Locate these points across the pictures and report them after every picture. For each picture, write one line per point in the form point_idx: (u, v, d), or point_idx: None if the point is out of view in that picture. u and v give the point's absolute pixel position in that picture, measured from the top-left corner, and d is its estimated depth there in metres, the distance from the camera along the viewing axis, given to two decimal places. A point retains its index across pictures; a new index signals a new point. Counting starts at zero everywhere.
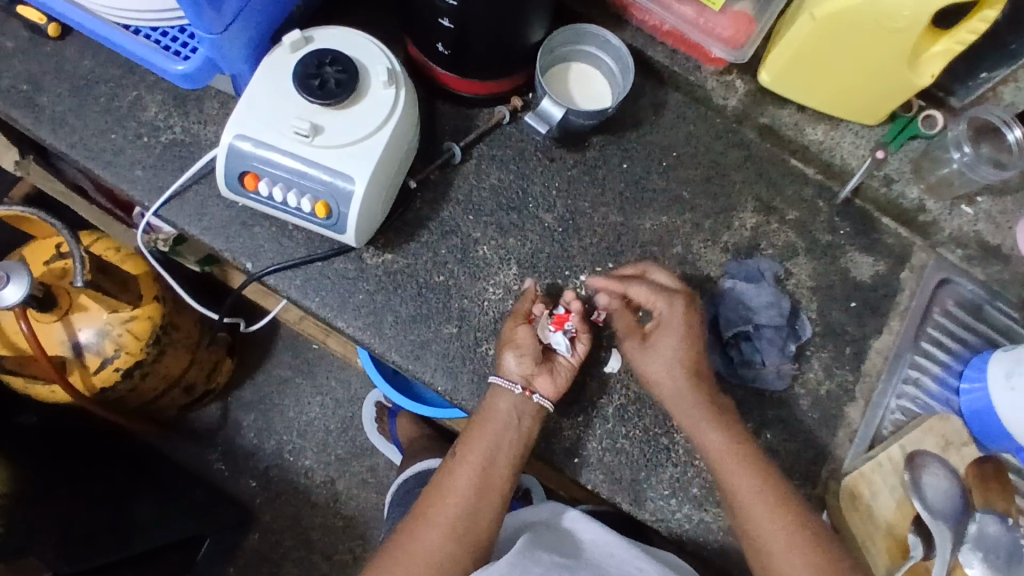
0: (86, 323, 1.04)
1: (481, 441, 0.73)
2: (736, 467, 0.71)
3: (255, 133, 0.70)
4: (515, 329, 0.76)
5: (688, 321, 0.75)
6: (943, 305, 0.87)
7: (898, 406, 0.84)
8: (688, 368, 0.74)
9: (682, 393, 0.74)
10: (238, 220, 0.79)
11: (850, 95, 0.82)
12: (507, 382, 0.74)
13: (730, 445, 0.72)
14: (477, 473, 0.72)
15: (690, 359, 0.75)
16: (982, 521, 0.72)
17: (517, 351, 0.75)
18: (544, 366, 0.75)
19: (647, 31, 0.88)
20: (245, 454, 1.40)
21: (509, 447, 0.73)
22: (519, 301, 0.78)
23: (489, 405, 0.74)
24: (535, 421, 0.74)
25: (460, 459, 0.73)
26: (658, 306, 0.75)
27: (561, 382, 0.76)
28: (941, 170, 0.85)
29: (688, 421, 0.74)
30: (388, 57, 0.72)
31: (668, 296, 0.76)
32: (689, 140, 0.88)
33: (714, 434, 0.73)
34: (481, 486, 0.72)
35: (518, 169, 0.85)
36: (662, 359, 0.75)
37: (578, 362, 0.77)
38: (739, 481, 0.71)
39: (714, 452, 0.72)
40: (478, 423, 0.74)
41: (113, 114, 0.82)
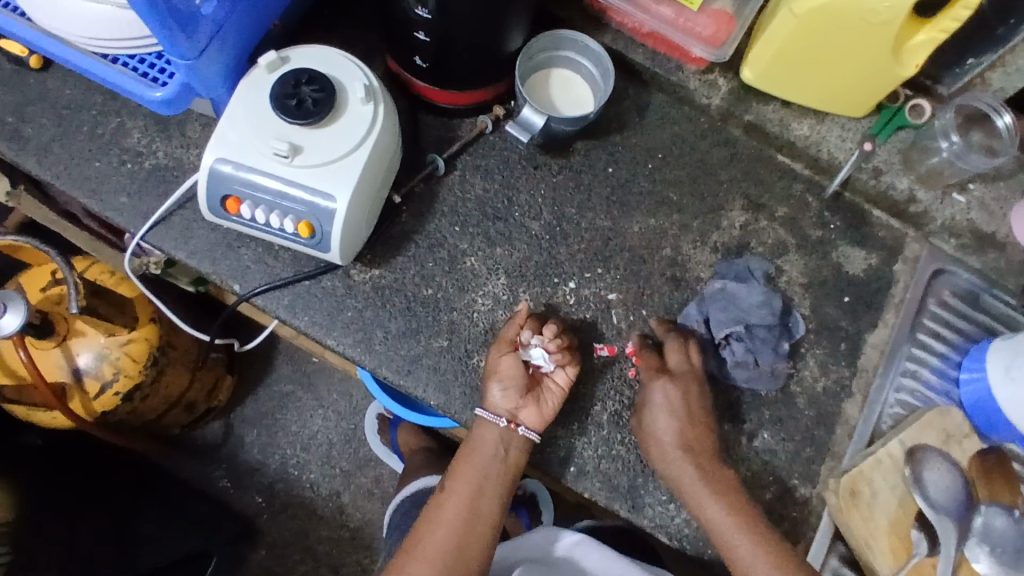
0: (84, 347, 1.06)
1: (468, 474, 0.74)
2: (747, 554, 0.70)
3: (236, 156, 0.70)
4: (500, 358, 0.75)
5: (691, 390, 0.75)
6: (939, 295, 0.86)
7: (896, 400, 0.83)
8: (682, 444, 0.73)
9: (685, 467, 0.73)
10: (224, 241, 0.79)
11: (834, 89, 0.81)
12: (493, 416, 0.73)
13: (737, 530, 0.71)
14: (465, 506, 0.73)
15: (687, 431, 0.74)
16: (988, 514, 0.74)
17: (502, 383, 0.74)
18: (530, 397, 0.74)
19: (627, 33, 0.87)
20: (250, 470, 1.40)
21: (496, 478, 0.74)
22: (506, 325, 0.77)
23: (476, 435, 0.75)
24: (523, 452, 0.74)
25: (449, 492, 0.74)
26: (651, 379, 0.75)
27: (548, 411, 0.75)
28: (930, 160, 0.84)
29: (694, 501, 0.72)
30: (365, 73, 0.72)
31: (666, 370, 0.76)
32: (674, 140, 0.87)
33: (715, 506, 0.71)
34: (469, 518, 0.72)
35: (502, 178, 0.85)
36: (653, 432, 0.74)
37: (566, 387, 0.76)
38: (746, 557, 0.70)
39: (716, 514, 0.71)
40: (466, 454, 0.75)
41: (97, 141, 0.83)
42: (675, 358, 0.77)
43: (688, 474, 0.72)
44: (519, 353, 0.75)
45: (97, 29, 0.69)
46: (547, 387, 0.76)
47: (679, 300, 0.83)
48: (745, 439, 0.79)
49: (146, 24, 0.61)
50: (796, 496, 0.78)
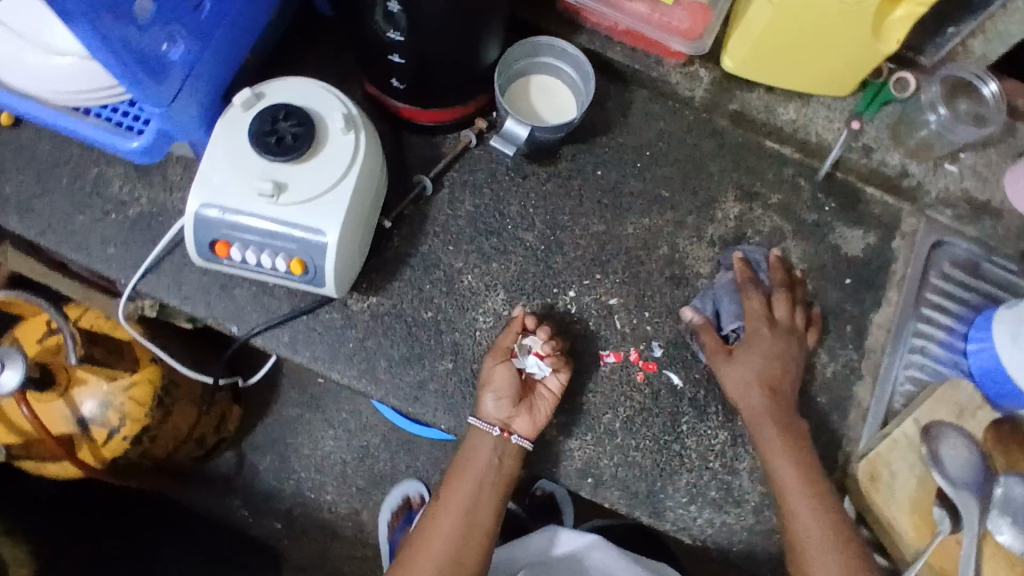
0: (87, 395, 1.05)
1: (463, 485, 0.74)
2: (811, 511, 0.70)
3: (219, 199, 0.68)
4: (493, 369, 0.74)
5: (774, 343, 0.75)
6: (939, 268, 0.85)
7: (906, 377, 0.82)
8: (767, 387, 0.74)
9: (768, 429, 0.73)
10: (217, 283, 0.78)
11: (816, 72, 0.81)
12: (486, 425, 0.73)
13: (805, 486, 0.71)
14: (461, 516, 0.72)
15: (768, 379, 0.74)
16: (1007, 484, 0.74)
17: (496, 393, 0.74)
18: (523, 406, 0.74)
19: (603, 33, 0.86)
20: (266, 497, 1.40)
21: (491, 489, 0.74)
22: (503, 333, 0.77)
23: (470, 444, 0.74)
24: (516, 460, 0.74)
25: (445, 503, 0.73)
26: (760, 322, 0.76)
27: (541, 419, 0.74)
28: (919, 133, 0.83)
29: (772, 454, 0.72)
30: (343, 102, 0.71)
31: (774, 322, 0.76)
32: (661, 136, 0.86)
33: (787, 468, 0.71)
34: (465, 529, 0.72)
35: (491, 192, 0.84)
36: (739, 371, 0.74)
37: (559, 392, 0.76)
38: (809, 521, 0.69)
39: (784, 471, 0.71)
40: (459, 465, 0.75)
41: (79, 194, 0.81)
42: (778, 311, 0.77)
43: (769, 426, 0.73)
44: (513, 362, 0.75)
45: (65, 83, 0.67)
46: (539, 394, 0.75)
47: (680, 298, 0.82)
48: None
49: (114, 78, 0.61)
50: None
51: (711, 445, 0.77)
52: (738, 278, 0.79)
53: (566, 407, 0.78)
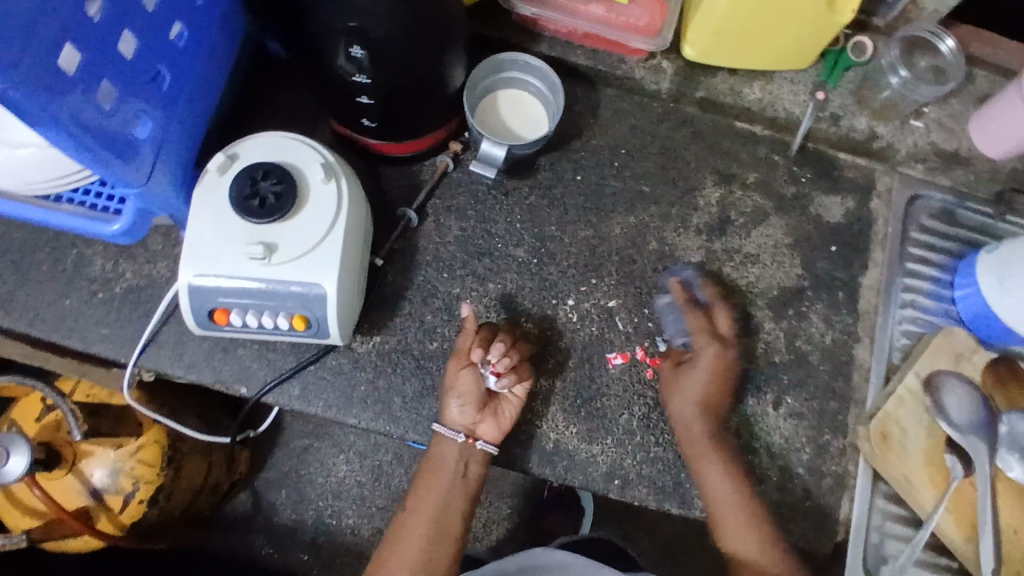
0: (96, 465, 1.03)
1: (432, 490, 0.75)
2: (736, 517, 0.73)
3: (212, 268, 0.68)
4: (459, 374, 0.75)
5: (718, 360, 0.77)
6: (918, 222, 0.87)
7: (902, 332, 0.85)
8: (709, 409, 0.76)
9: (710, 451, 0.75)
10: (219, 347, 0.78)
11: (776, 49, 0.82)
12: (450, 432, 0.74)
13: (732, 493, 0.74)
14: (429, 521, 0.74)
15: (709, 399, 0.76)
16: (1011, 421, 0.77)
17: (459, 399, 0.74)
18: (488, 411, 0.75)
19: (563, 38, 0.86)
20: (288, 532, 1.40)
21: (460, 492, 0.75)
22: (461, 338, 0.77)
23: (435, 452, 0.75)
24: (482, 464, 0.76)
25: (412, 510, 0.75)
26: (706, 339, 0.77)
27: (507, 423, 0.75)
28: (882, 94, 0.86)
29: (701, 464, 0.75)
30: (319, 151, 0.71)
31: (716, 337, 0.77)
32: (633, 132, 0.87)
33: (727, 488, 0.74)
34: (436, 533, 0.74)
35: (476, 213, 0.84)
36: (687, 390, 0.76)
37: (524, 395, 0.76)
38: (744, 538, 0.73)
39: (721, 492, 0.74)
40: (428, 470, 0.76)
41: (61, 278, 0.80)
42: (720, 326, 0.79)
43: (701, 440, 0.75)
44: (473, 370, 0.75)
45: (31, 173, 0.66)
46: (503, 398, 0.76)
47: (676, 289, 0.83)
48: (772, 408, 0.81)
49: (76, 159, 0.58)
50: (832, 450, 0.81)
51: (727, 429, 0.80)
52: (679, 300, 0.80)
53: (583, 415, 0.79)
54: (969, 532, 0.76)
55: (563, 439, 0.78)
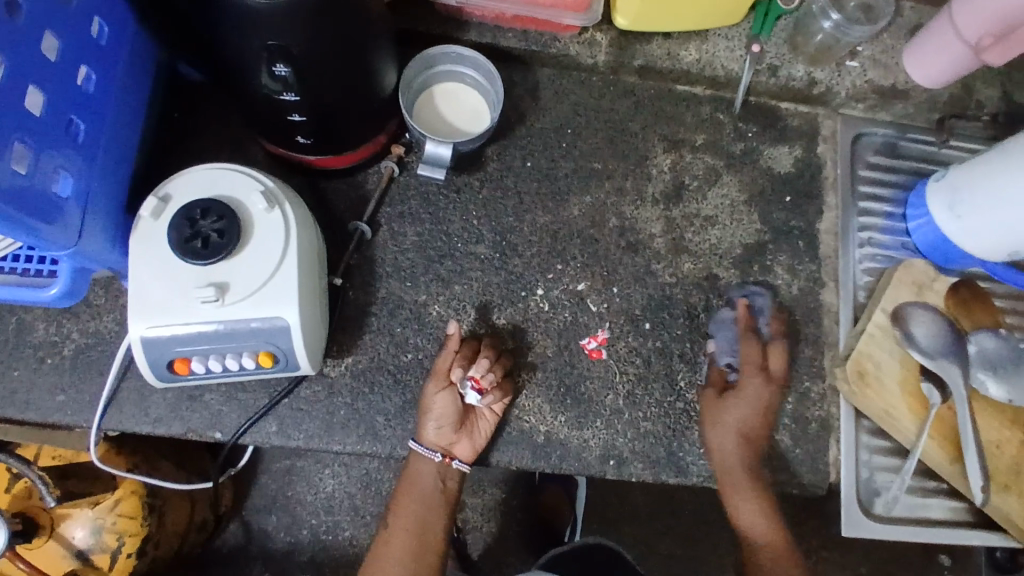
0: (76, 525, 1.00)
1: (411, 509, 0.75)
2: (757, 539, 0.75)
3: (162, 318, 0.64)
4: (436, 395, 0.74)
5: (764, 397, 0.76)
6: (864, 159, 0.89)
7: (863, 270, 0.86)
8: (749, 442, 0.76)
9: (744, 482, 0.75)
10: (185, 395, 0.75)
11: (707, 8, 0.80)
12: (428, 452, 0.74)
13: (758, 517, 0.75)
14: (413, 538, 0.74)
15: (750, 434, 0.76)
16: (979, 341, 0.80)
17: (436, 421, 0.74)
18: (464, 430, 0.75)
19: (491, 23, 0.84)
20: (286, 555, 1.38)
21: (439, 508, 0.75)
22: (440, 355, 0.76)
23: (412, 469, 0.75)
24: (457, 479, 0.76)
25: (393, 528, 0.74)
26: (760, 376, 0.76)
27: (481, 439, 0.75)
28: (816, 39, 0.84)
29: (732, 493, 0.75)
30: (257, 179, 0.67)
31: (767, 374, 0.77)
32: (577, 110, 0.86)
33: (757, 519, 0.75)
34: (418, 551, 0.73)
35: (430, 215, 0.82)
36: (730, 421, 0.76)
37: (499, 411, 0.76)
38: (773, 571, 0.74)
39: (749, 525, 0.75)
40: (405, 489, 0.75)
41: (2, 349, 0.75)
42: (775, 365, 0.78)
43: (739, 474, 0.75)
44: (453, 391, 0.74)
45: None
46: (478, 415, 0.76)
47: (642, 262, 0.83)
48: None
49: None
50: (813, 396, 0.82)
51: None
52: (740, 325, 0.79)
53: (569, 402, 0.79)
54: (951, 453, 0.79)
55: (553, 430, 0.78)
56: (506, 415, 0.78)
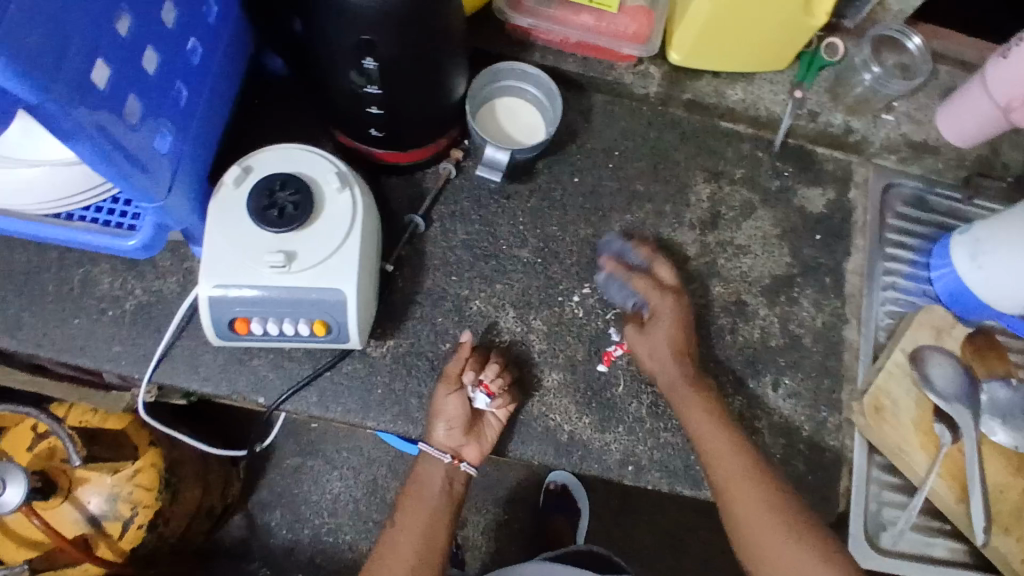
0: (93, 492, 1.01)
1: (418, 508, 0.79)
2: (786, 547, 0.72)
3: (232, 278, 0.69)
4: (448, 398, 0.78)
5: (678, 312, 0.81)
6: (893, 208, 0.93)
7: (885, 312, 0.90)
8: (681, 360, 0.79)
9: (692, 399, 0.78)
10: (234, 358, 0.79)
11: (758, 50, 0.86)
12: (437, 452, 0.79)
13: (774, 519, 0.73)
14: (419, 534, 0.78)
15: (678, 350, 0.80)
16: (990, 390, 0.83)
17: (446, 423, 0.78)
18: (472, 435, 0.79)
19: (555, 47, 0.90)
20: (285, 551, 1.38)
21: (445, 508, 0.80)
22: (451, 360, 0.79)
23: (422, 470, 0.81)
24: (462, 484, 0.82)
25: (401, 525, 0.79)
26: (665, 295, 0.82)
27: (489, 446, 0.79)
28: (855, 91, 0.92)
29: (715, 452, 0.76)
30: (331, 161, 0.73)
31: (666, 288, 0.83)
32: (625, 135, 0.91)
33: (724, 439, 0.76)
34: (424, 548, 0.77)
35: (480, 217, 0.87)
36: (656, 346, 0.79)
37: (505, 417, 0.80)
38: (748, 504, 0.74)
39: (723, 455, 0.76)
40: (414, 489, 0.81)
41: (68, 298, 0.80)
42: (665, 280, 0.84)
43: (684, 389, 0.78)
44: (462, 395, 0.77)
45: (42, 193, 0.65)
46: (486, 422, 0.79)
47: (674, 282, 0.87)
48: (771, 390, 0.85)
49: (96, 171, 0.58)
50: (829, 426, 0.85)
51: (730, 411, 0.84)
52: (620, 269, 0.84)
53: (595, 406, 0.82)
54: (958, 493, 0.81)
55: (578, 430, 0.81)
56: (533, 411, 0.81)
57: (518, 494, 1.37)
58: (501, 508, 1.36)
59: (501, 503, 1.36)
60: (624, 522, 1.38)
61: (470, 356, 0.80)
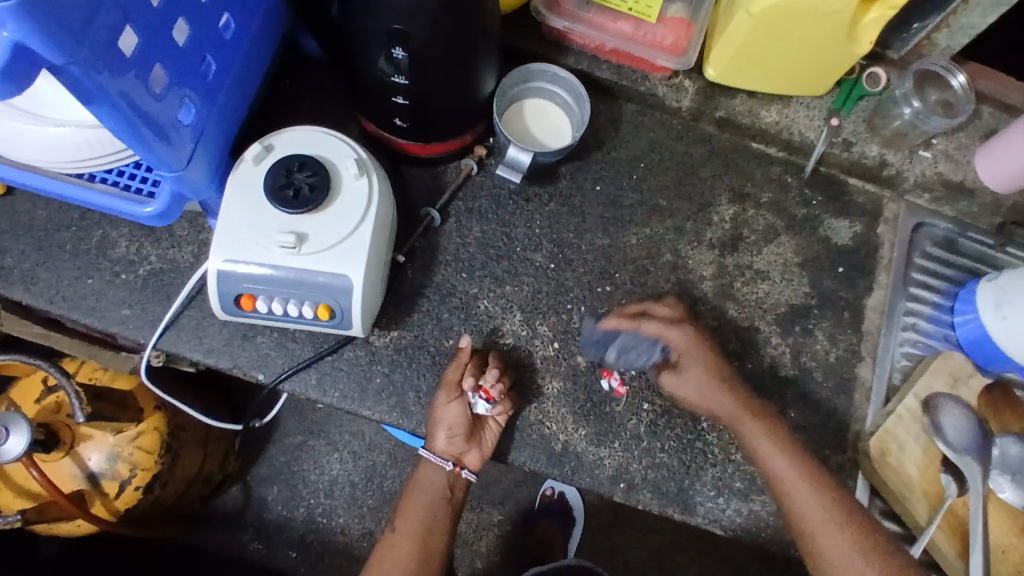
0: (94, 450, 1.03)
1: (415, 516, 0.79)
2: (848, 553, 0.71)
3: (241, 254, 0.69)
4: (449, 405, 0.77)
5: (695, 343, 0.79)
6: (922, 247, 0.91)
7: (902, 353, 0.87)
8: (717, 377, 0.77)
9: (725, 398, 0.77)
10: (238, 333, 0.79)
11: (796, 75, 0.85)
12: (439, 459, 0.78)
13: (830, 521, 0.72)
14: (417, 544, 0.78)
15: (712, 372, 0.78)
16: (1004, 445, 0.79)
17: (448, 430, 0.77)
18: (473, 441, 0.78)
19: (590, 52, 0.89)
20: (277, 527, 1.38)
21: (443, 517, 0.80)
22: (450, 366, 0.78)
23: (423, 474, 0.81)
24: (463, 489, 0.82)
25: (399, 534, 0.79)
26: (672, 331, 0.79)
27: (490, 450, 0.78)
28: (893, 124, 0.89)
29: (769, 460, 0.75)
30: (353, 148, 0.72)
31: (680, 324, 0.80)
32: (652, 147, 0.90)
33: (780, 453, 0.75)
34: (421, 558, 0.78)
35: (497, 216, 0.86)
36: (694, 377, 0.78)
37: (504, 422, 0.79)
38: (806, 506, 0.73)
39: (776, 460, 0.75)
40: (413, 497, 0.80)
41: (84, 257, 0.81)
42: (670, 311, 0.81)
43: (724, 408, 0.77)
44: (463, 401, 0.76)
45: (64, 152, 0.65)
46: (487, 427, 0.78)
47: (687, 302, 0.86)
48: None
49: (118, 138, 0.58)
50: (831, 464, 0.83)
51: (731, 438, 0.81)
52: (620, 327, 0.80)
53: (592, 418, 0.81)
54: (960, 547, 0.79)
55: (572, 441, 0.80)
56: (530, 417, 0.80)
57: (514, 495, 1.36)
58: (495, 509, 1.35)
59: (496, 503, 1.35)
60: (617, 536, 1.37)
61: (471, 362, 0.79)
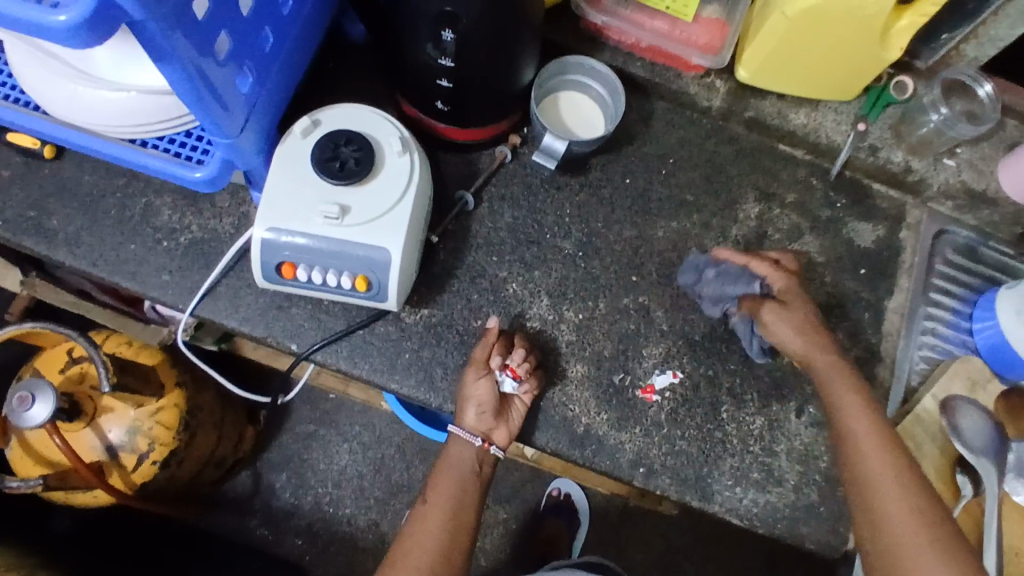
0: (115, 423, 1.02)
1: (447, 489, 0.81)
2: (869, 454, 0.72)
3: (285, 222, 0.71)
4: (476, 383, 0.78)
5: (795, 288, 0.80)
6: (943, 254, 0.92)
7: (921, 357, 0.88)
8: (800, 310, 0.79)
9: (802, 312, 0.79)
10: (274, 304, 0.81)
11: (826, 78, 0.87)
12: (468, 435, 0.79)
13: (872, 423, 0.74)
14: (448, 516, 0.80)
15: (798, 312, 0.79)
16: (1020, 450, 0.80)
17: (477, 406, 0.78)
18: (501, 418, 0.79)
19: (624, 49, 0.92)
20: (285, 514, 1.39)
21: (471, 490, 0.82)
22: (478, 346, 0.80)
23: (453, 452, 0.82)
24: (490, 466, 0.84)
25: (431, 505, 0.81)
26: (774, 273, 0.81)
27: (516, 429, 0.80)
28: (920, 131, 0.91)
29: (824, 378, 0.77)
30: (396, 126, 0.75)
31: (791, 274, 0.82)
32: (682, 144, 0.92)
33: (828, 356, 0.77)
34: (452, 529, 0.79)
35: (528, 204, 0.88)
36: (790, 316, 0.79)
37: (531, 401, 0.80)
38: (848, 409, 0.75)
39: (828, 374, 0.77)
40: (441, 470, 0.82)
41: (127, 223, 0.83)
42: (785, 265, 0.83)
43: (805, 332, 0.78)
44: (491, 379, 0.78)
45: (120, 116, 0.68)
46: (513, 407, 0.80)
47: None
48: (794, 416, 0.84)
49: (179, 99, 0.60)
50: None
51: (750, 430, 0.83)
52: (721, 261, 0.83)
53: (614, 403, 0.82)
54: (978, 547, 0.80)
55: (594, 424, 0.81)
56: (553, 400, 0.82)
57: (520, 494, 1.37)
58: (501, 506, 1.36)
59: (502, 501, 1.36)
60: (621, 542, 1.37)
61: (499, 341, 0.80)
